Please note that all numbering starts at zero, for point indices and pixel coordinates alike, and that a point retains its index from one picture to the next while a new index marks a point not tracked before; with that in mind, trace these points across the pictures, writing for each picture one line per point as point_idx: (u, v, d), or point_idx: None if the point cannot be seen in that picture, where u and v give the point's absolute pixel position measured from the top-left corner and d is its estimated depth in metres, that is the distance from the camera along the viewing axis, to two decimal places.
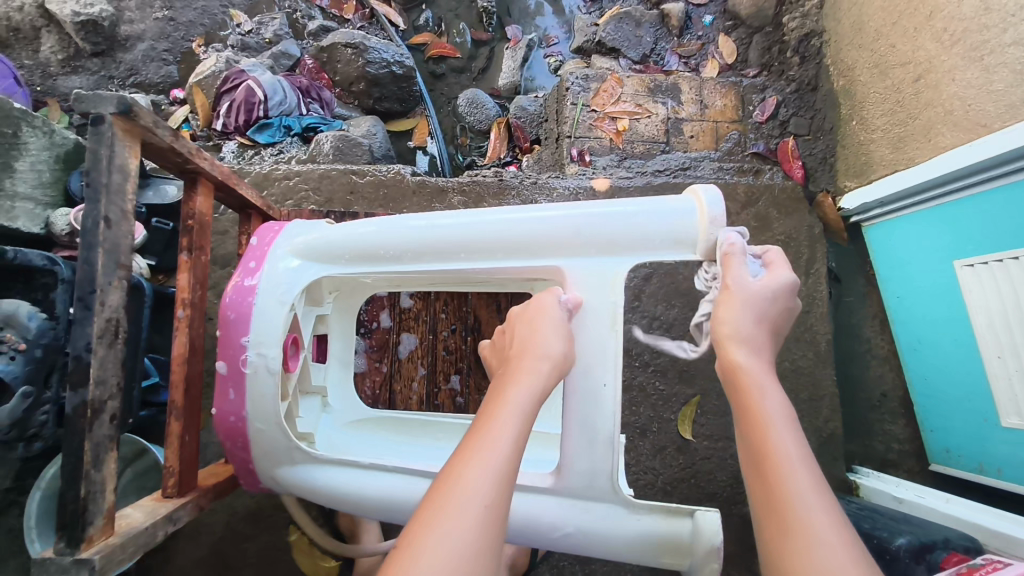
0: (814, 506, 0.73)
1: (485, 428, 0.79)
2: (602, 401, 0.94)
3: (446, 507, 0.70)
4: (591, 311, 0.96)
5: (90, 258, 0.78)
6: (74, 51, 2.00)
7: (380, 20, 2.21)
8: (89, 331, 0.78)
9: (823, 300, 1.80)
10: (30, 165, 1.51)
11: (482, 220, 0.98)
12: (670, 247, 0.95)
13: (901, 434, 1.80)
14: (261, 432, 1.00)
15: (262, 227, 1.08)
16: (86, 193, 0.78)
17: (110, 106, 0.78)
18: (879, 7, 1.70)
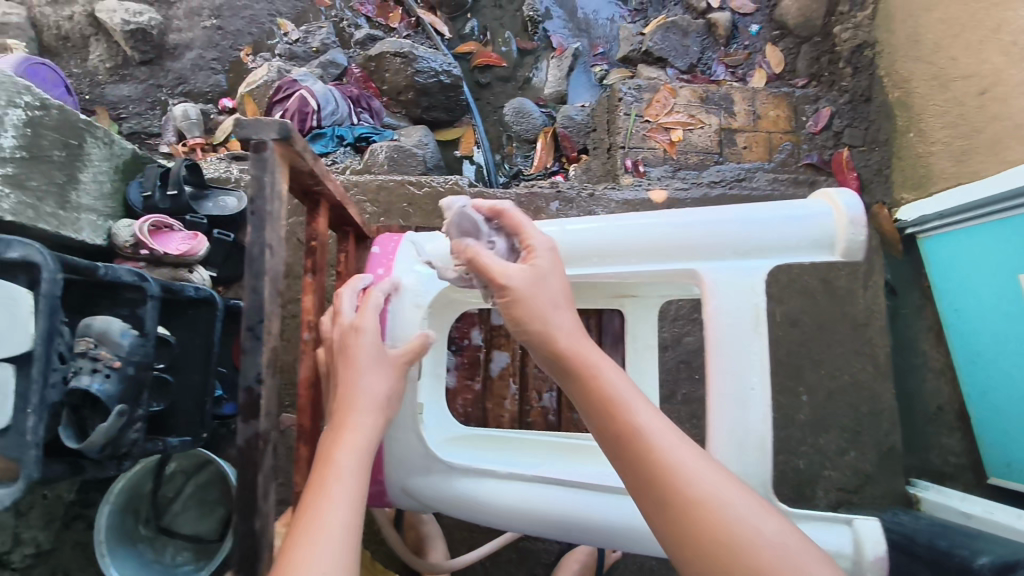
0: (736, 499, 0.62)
1: (335, 461, 0.75)
2: (756, 403, 0.82)
3: (311, 540, 0.64)
4: (732, 313, 0.85)
5: (258, 286, 0.77)
6: (121, 59, 1.99)
7: (426, 29, 2.21)
8: (259, 361, 0.77)
9: (882, 313, 1.81)
10: (93, 176, 1.47)
11: (603, 224, 0.91)
12: (807, 249, 0.85)
13: (958, 447, 1.79)
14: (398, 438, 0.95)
15: (383, 237, 1.10)
16: (251, 222, 0.77)
17: (273, 132, 0.77)
18: (937, 19, 1.67)
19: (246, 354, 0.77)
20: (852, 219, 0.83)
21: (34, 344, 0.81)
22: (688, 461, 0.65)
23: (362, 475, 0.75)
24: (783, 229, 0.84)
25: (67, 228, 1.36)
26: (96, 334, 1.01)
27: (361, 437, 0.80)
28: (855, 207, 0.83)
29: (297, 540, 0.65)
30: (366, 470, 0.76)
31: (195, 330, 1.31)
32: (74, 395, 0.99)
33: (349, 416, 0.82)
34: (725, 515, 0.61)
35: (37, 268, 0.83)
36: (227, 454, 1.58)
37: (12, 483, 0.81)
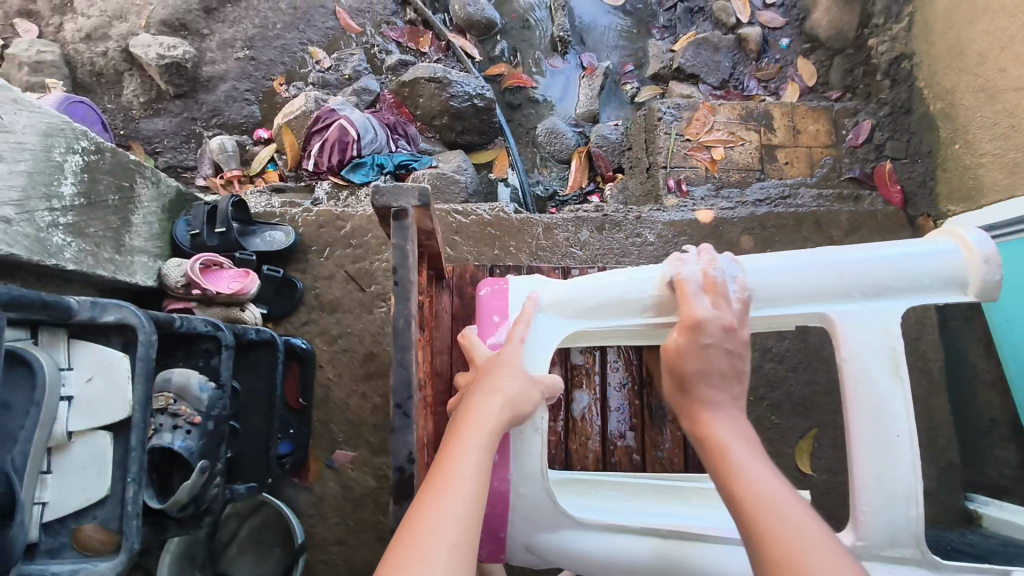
0: (798, 519, 0.66)
1: (451, 466, 0.69)
2: (903, 451, 0.87)
3: (416, 553, 0.60)
4: (870, 355, 0.90)
5: (406, 360, 0.73)
6: (155, 93, 1.98)
7: (457, 52, 2.21)
8: (410, 440, 0.71)
9: (934, 327, 1.83)
10: (143, 218, 1.44)
11: (748, 263, 0.95)
12: (940, 287, 0.92)
13: (1015, 460, 1.63)
14: (527, 496, 0.89)
15: (487, 280, 1.05)
16: (394, 291, 0.74)
17: (413, 198, 0.76)
18: (981, 31, 1.64)
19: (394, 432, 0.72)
20: (986, 258, 0.90)
21: (133, 410, 0.79)
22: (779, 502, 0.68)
23: (480, 483, 0.69)
24: (918, 268, 0.90)
25: (123, 272, 1.35)
26: (176, 389, 0.99)
27: (484, 441, 0.73)
28: (988, 246, 0.90)
29: (402, 549, 0.61)
30: (483, 479, 0.69)
31: (257, 373, 1.29)
32: (156, 453, 0.97)
33: (470, 418, 0.76)
34: (777, 527, 0.66)
35: (131, 328, 0.81)
36: (282, 493, 1.54)
37: (114, 554, 0.78)
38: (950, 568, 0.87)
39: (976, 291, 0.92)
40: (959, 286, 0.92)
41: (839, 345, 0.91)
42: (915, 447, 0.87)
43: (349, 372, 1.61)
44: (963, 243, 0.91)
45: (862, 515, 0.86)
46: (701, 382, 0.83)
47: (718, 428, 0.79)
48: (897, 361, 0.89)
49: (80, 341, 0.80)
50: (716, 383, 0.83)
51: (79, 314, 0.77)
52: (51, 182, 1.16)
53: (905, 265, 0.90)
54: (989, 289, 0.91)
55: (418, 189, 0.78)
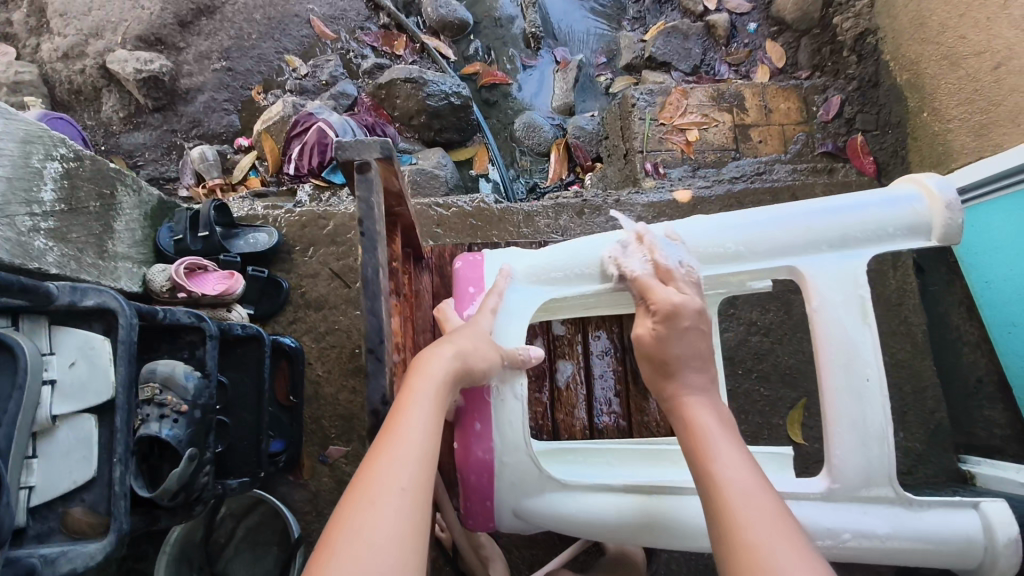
0: (754, 501, 0.72)
1: (401, 415, 0.73)
2: (872, 395, 0.90)
3: (363, 499, 0.66)
4: (838, 306, 0.92)
5: (376, 307, 0.73)
6: (134, 108, 2.00)
7: (431, 53, 2.24)
8: (384, 383, 0.74)
9: (914, 291, 1.79)
10: (126, 225, 1.46)
11: (712, 225, 0.98)
12: (905, 235, 0.94)
13: (1001, 418, 1.68)
14: (512, 464, 0.92)
15: (464, 256, 1.08)
16: (361, 242, 0.74)
17: (376, 151, 0.78)
18: (941, 0, 1.69)
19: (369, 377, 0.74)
20: (947, 203, 0.92)
21: (115, 393, 0.79)
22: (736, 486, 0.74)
23: (428, 433, 0.73)
24: (882, 217, 0.93)
25: (108, 277, 1.36)
26: (161, 379, 1.00)
27: (433, 391, 0.77)
28: (947, 191, 0.92)
29: (355, 496, 0.67)
30: (432, 428, 0.74)
31: (244, 369, 1.30)
32: (142, 443, 0.97)
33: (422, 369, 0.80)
34: (745, 512, 0.71)
35: (112, 313, 0.82)
36: (276, 492, 1.54)
37: (104, 535, 0.79)
38: (923, 504, 0.89)
39: (941, 237, 0.94)
40: (924, 232, 0.94)
41: (809, 298, 0.94)
42: (883, 392, 0.90)
43: (339, 368, 1.63)
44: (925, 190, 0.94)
45: (837, 460, 0.89)
46: (678, 373, 0.89)
47: (700, 418, 0.84)
48: (864, 309, 0.92)
49: (59, 328, 0.81)
50: (688, 374, 0.88)
51: (58, 299, 0.78)
52: (31, 188, 1.17)
53: (868, 215, 0.93)
54: (954, 233, 0.93)
55: (381, 143, 0.80)
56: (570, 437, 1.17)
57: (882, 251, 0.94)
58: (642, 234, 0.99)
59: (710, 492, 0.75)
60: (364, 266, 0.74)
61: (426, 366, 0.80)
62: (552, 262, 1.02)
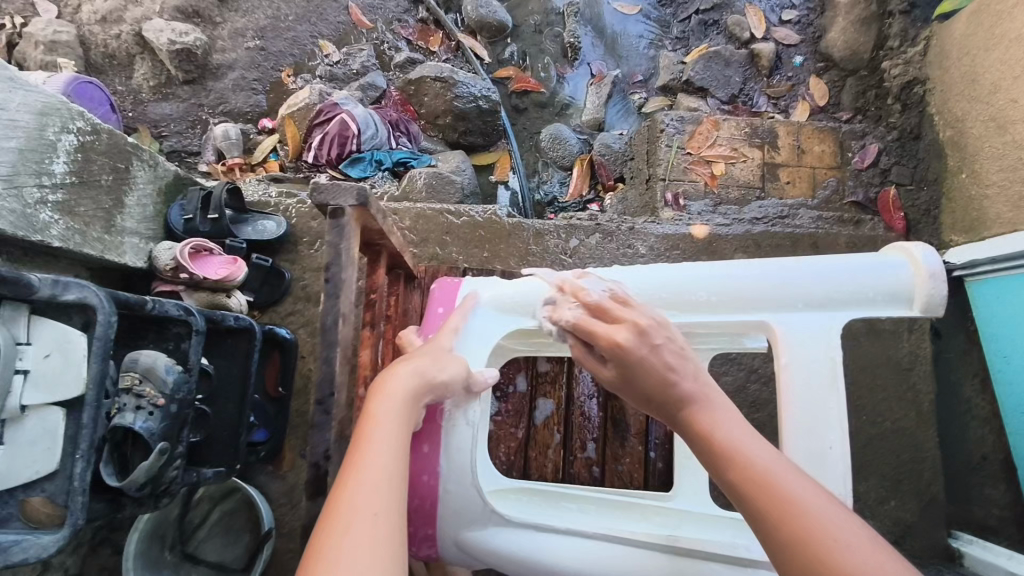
0: (813, 498, 0.62)
1: (367, 440, 0.70)
2: (835, 468, 0.85)
3: (334, 530, 0.61)
4: (809, 370, 0.89)
5: (331, 357, 0.72)
6: (165, 78, 2.02)
7: (466, 53, 2.22)
8: (329, 436, 0.72)
9: (927, 358, 1.73)
10: (138, 199, 1.47)
11: (679, 272, 0.96)
12: (885, 302, 0.89)
13: (1003, 499, 1.64)
14: (455, 494, 0.90)
15: (440, 280, 1.07)
16: (325, 289, 0.74)
17: (350, 197, 0.75)
18: (995, 60, 1.61)
19: (315, 428, 0.72)
20: (931, 273, 0.87)
21: (85, 389, 0.80)
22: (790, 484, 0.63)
23: (397, 457, 0.70)
24: (859, 283, 0.89)
25: (112, 252, 1.37)
26: (142, 370, 1.00)
27: (398, 415, 0.75)
28: (934, 265, 0.87)
29: (325, 527, 0.61)
30: (398, 447, 0.71)
31: (234, 360, 1.30)
32: (117, 432, 0.97)
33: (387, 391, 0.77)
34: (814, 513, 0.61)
35: (91, 309, 0.82)
36: (253, 481, 1.55)
37: (57, 529, 0.79)
38: None
39: (923, 306, 0.88)
40: (905, 301, 0.90)
41: (778, 357, 0.90)
42: (846, 460, 0.86)
43: None
44: (911, 259, 0.89)
45: None
46: (673, 379, 0.76)
47: (710, 423, 0.72)
48: (831, 375, 0.88)
49: (39, 317, 0.81)
50: (684, 380, 0.77)
51: (39, 292, 0.79)
52: (42, 160, 1.20)
53: (845, 277, 0.89)
54: (937, 305, 0.88)
55: (359, 188, 0.77)
56: (540, 478, 1.16)
57: (858, 317, 0.90)
58: (562, 281, 0.92)
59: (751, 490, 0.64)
60: (326, 311, 0.73)
61: (389, 385, 0.77)
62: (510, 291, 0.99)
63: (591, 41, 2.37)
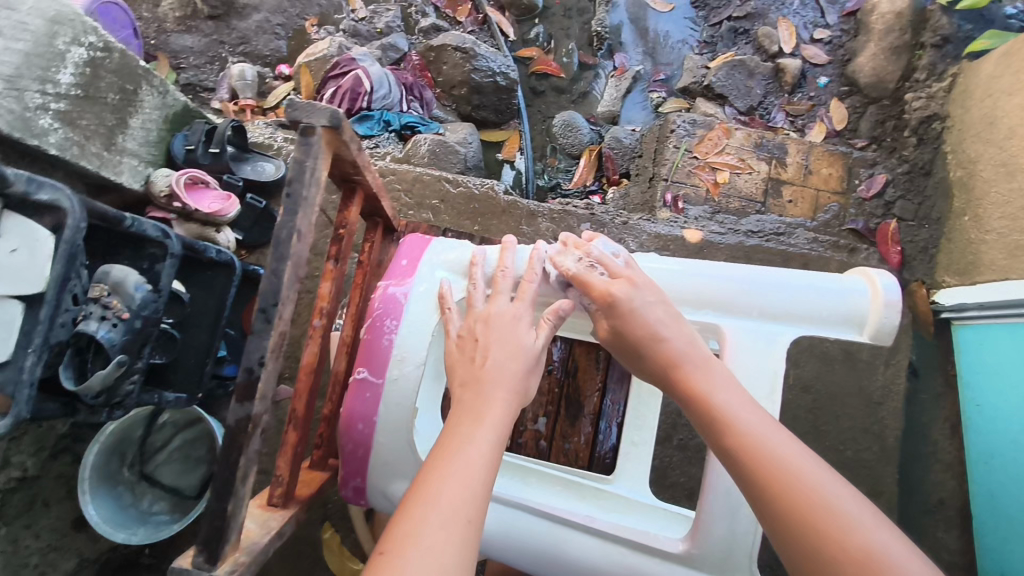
0: (818, 479, 0.71)
1: (464, 435, 0.72)
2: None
3: (424, 521, 0.63)
4: (752, 375, 0.89)
5: (279, 270, 0.70)
6: (191, 10, 2.04)
7: (491, 27, 2.23)
8: (266, 345, 0.70)
9: (899, 394, 1.73)
10: (142, 123, 1.50)
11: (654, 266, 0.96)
12: (836, 324, 0.89)
13: (954, 544, 1.72)
14: (386, 446, 0.89)
15: (411, 235, 1.01)
16: (284, 203, 0.71)
17: (323, 119, 0.72)
18: (1016, 105, 1.60)
19: (253, 335, 0.71)
20: (888, 304, 0.87)
21: (47, 288, 0.84)
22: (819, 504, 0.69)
23: (488, 453, 0.72)
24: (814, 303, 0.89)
25: (109, 169, 1.40)
26: (112, 283, 1.02)
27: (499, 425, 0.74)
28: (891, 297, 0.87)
29: (409, 511, 0.64)
30: (493, 456, 0.71)
31: (209, 291, 1.32)
32: (80, 338, 0.98)
33: (491, 395, 0.76)
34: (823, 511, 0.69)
35: (62, 213, 0.85)
36: (219, 414, 1.59)
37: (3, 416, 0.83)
38: None
39: (873, 334, 0.88)
40: (857, 326, 0.89)
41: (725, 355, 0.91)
42: None
43: None
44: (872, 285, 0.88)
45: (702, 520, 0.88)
46: (656, 342, 0.84)
47: (736, 419, 0.77)
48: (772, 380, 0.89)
49: (14, 213, 0.82)
50: (671, 342, 0.84)
51: (14, 186, 0.80)
52: (48, 68, 1.23)
53: (806, 294, 0.89)
54: (888, 334, 0.87)
55: (332, 113, 0.74)
56: None
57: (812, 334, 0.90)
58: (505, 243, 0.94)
59: (768, 470, 0.72)
60: (281, 227, 0.70)
61: (494, 392, 0.77)
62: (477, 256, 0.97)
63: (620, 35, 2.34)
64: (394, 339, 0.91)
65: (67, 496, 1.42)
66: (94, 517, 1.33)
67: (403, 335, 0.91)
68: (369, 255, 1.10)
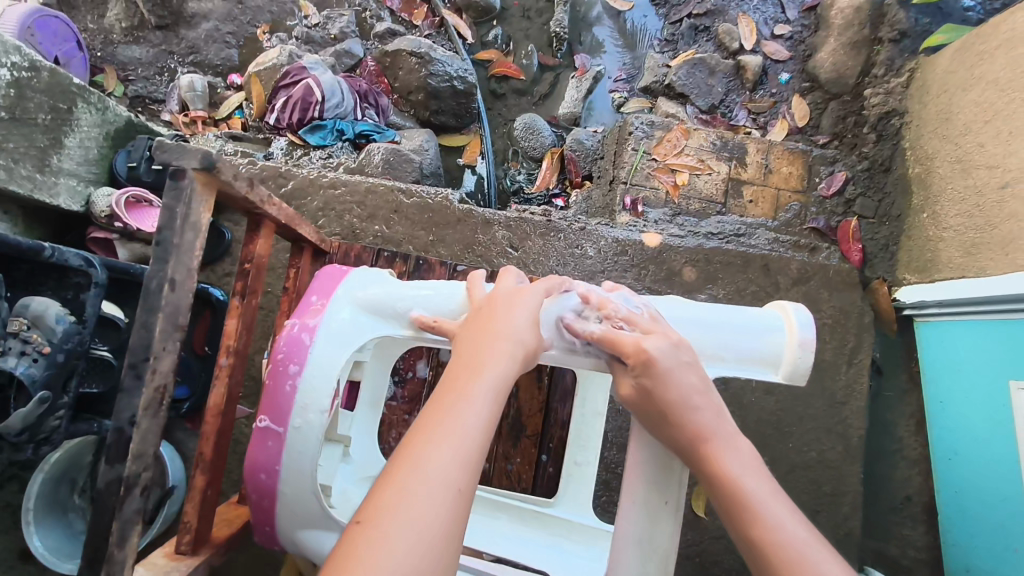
0: (792, 529, 0.69)
1: (462, 393, 0.69)
2: (665, 521, 0.80)
3: (409, 490, 0.60)
4: None
5: (149, 323, 0.69)
6: (138, 21, 1.99)
7: (449, 30, 2.20)
8: (137, 402, 0.69)
9: (862, 394, 1.72)
10: (79, 141, 1.46)
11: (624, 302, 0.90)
12: (753, 364, 0.88)
13: (920, 540, 1.71)
14: (291, 496, 0.84)
15: (327, 268, 0.95)
16: (154, 252, 0.70)
17: (194, 160, 0.70)
18: (972, 101, 1.59)
19: (124, 392, 0.70)
20: (802, 343, 0.86)
21: None
22: (794, 547, 0.68)
23: (490, 410, 0.69)
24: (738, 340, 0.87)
25: (43, 192, 1.37)
26: (32, 317, 1.00)
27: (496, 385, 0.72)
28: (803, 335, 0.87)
29: (395, 477, 0.62)
30: (491, 416, 0.69)
31: None
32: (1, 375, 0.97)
33: (492, 353, 0.75)
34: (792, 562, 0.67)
35: None
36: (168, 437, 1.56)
37: None
38: None
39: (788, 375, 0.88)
40: (773, 366, 0.89)
41: None
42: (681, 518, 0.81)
43: None
44: (787, 322, 0.88)
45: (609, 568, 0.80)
46: (685, 409, 0.77)
47: (728, 467, 0.74)
48: None
49: None
50: (698, 409, 0.77)
51: None
52: None
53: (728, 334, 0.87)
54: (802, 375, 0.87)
55: (207, 152, 0.72)
56: None
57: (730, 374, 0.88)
58: (471, 278, 0.90)
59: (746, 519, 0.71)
60: (150, 276, 0.70)
61: (490, 358, 0.74)
62: (432, 291, 0.90)
63: (606, 23, 2.34)
64: (297, 385, 0.84)
65: (9, 528, 1.38)
66: (38, 549, 1.26)
67: (307, 383, 0.84)
68: (293, 279, 1.13)
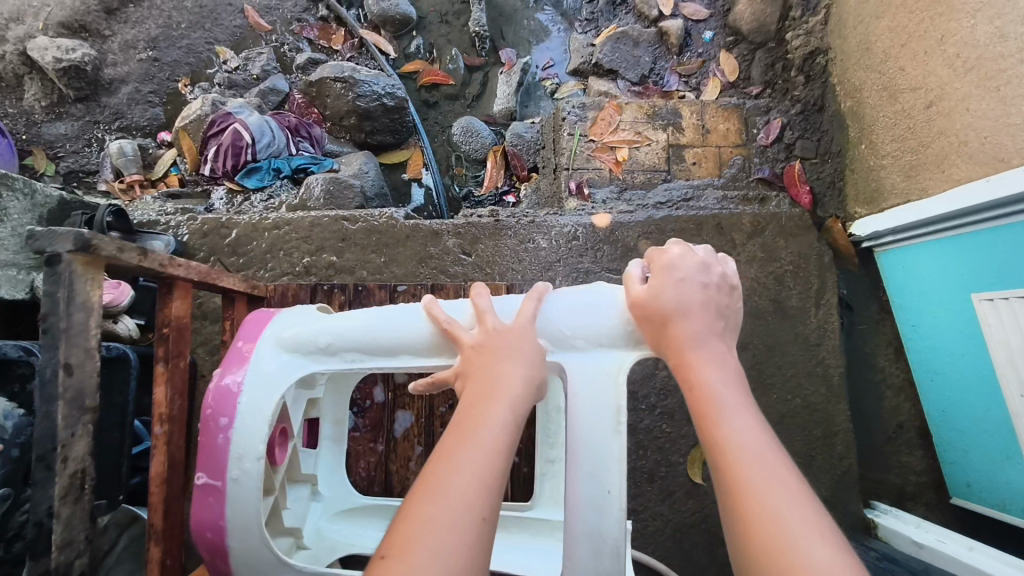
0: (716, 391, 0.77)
1: (479, 421, 0.71)
2: (611, 510, 0.80)
3: (434, 520, 0.61)
4: (594, 409, 0.84)
5: (51, 411, 0.75)
6: (57, 97, 1.97)
7: (369, 49, 2.21)
8: (51, 493, 0.75)
9: (835, 332, 1.72)
10: (12, 230, 1.44)
11: (595, 297, 0.89)
12: None
13: (919, 465, 1.71)
14: (240, 549, 0.88)
15: (254, 314, 0.99)
16: (46, 339, 0.75)
17: (67, 243, 0.74)
18: (886, 27, 1.60)
19: (38, 485, 0.75)
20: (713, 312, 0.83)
21: None
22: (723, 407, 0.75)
23: (502, 435, 0.70)
24: None
25: None
26: None
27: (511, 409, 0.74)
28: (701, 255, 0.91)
29: (415, 509, 0.63)
30: (507, 440, 0.70)
31: None
32: None
33: (501, 378, 0.76)
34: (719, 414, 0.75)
35: None
36: None
37: None
38: None
39: None
40: None
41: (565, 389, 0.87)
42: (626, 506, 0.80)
43: None
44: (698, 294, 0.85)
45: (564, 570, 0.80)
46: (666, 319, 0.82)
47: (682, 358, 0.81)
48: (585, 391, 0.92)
49: None
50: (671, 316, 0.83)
51: None
52: None
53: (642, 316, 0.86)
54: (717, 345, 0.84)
55: (80, 233, 0.76)
56: (401, 490, 1.27)
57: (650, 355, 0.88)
58: (429, 304, 0.88)
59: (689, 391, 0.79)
60: (44, 364, 0.75)
61: (504, 383, 0.75)
62: (396, 324, 0.89)
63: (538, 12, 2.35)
64: (230, 436, 0.88)
65: None
66: None
67: (238, 433, 0.88)
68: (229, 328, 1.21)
